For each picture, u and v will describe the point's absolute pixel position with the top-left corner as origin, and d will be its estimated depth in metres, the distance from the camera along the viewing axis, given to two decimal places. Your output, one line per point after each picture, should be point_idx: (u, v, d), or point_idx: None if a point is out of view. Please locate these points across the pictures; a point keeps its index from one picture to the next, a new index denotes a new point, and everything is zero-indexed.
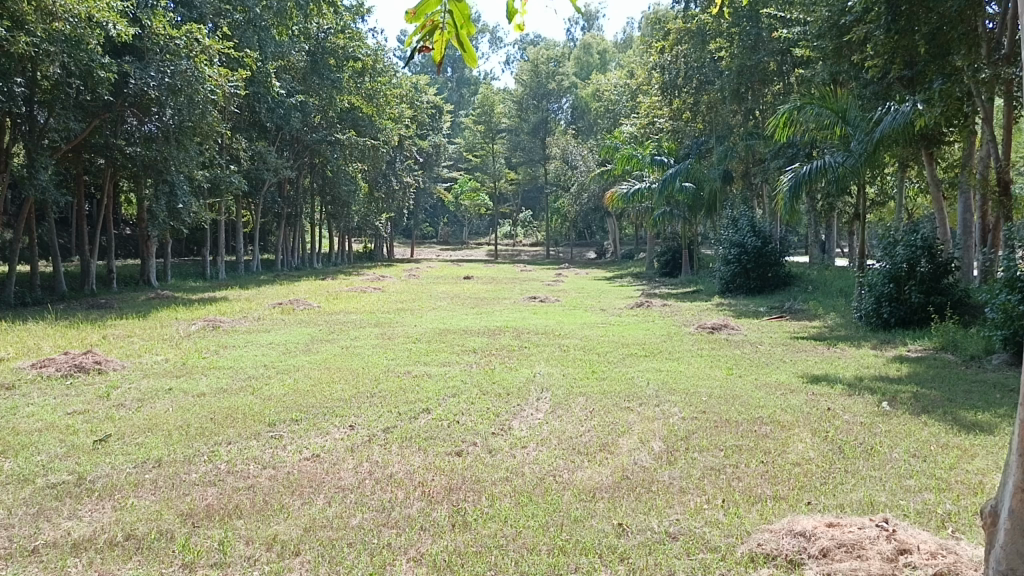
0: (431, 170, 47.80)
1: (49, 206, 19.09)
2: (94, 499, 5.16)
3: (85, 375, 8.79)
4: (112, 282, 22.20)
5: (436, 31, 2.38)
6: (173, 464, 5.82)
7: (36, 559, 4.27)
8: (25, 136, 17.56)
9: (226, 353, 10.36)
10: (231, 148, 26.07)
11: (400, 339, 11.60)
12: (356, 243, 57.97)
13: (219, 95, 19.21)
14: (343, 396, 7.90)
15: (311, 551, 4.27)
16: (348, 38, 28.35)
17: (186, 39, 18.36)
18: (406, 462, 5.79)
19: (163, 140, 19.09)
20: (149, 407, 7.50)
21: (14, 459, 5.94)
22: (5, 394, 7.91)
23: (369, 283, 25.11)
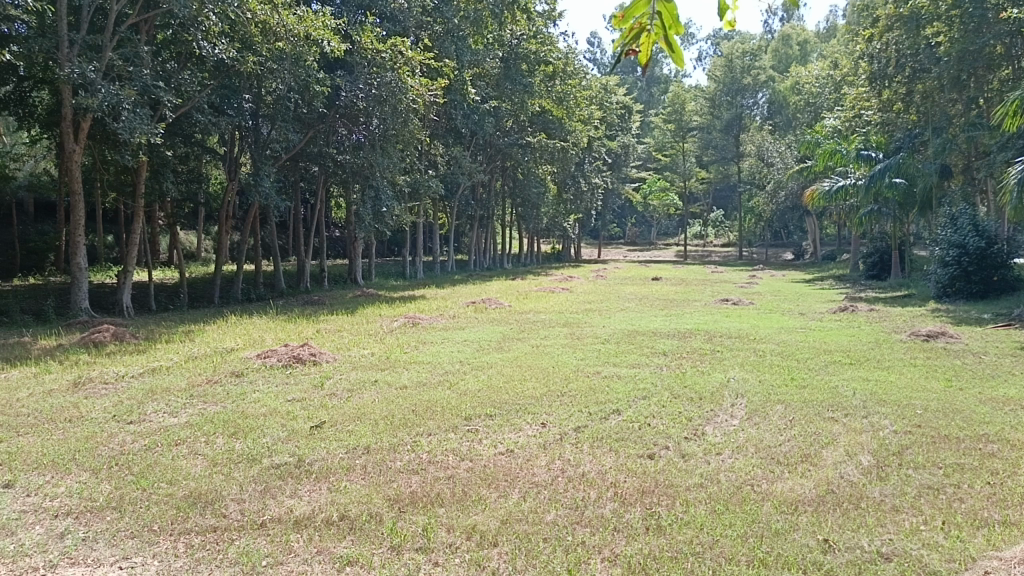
0: (620, 171, 47.69)
1: (269, 211, 20.88)
2: (312, 480, 5.62)
3: (302, 366, 9.57)
4: (324, 280, 23.91)
5: (643, 34, 2.40)
6: (380, 452, 6.21)
7: (264, 533, 4.71)
8: (252, 146, 19.44)
9: (424, 348, 10.89)
10: (430, 153, 27.32)
11: (589, 339, 11.68)
12: (545, 244, 59.09)
13: (421, 103, 19.99)
14: (535, 393, 8.06)
15: (509, 543, 4.40)
16: (540, 43, 28.88)
17: (391, 52, 19.28)
18: (599, 463, 5.82)
19: (370, 148, 20.33)
20: (357, 397, 8.05)
21: (244, 440, 6.60)
22: (235, 380, 8.81)
23: (557, 283, 25.57)
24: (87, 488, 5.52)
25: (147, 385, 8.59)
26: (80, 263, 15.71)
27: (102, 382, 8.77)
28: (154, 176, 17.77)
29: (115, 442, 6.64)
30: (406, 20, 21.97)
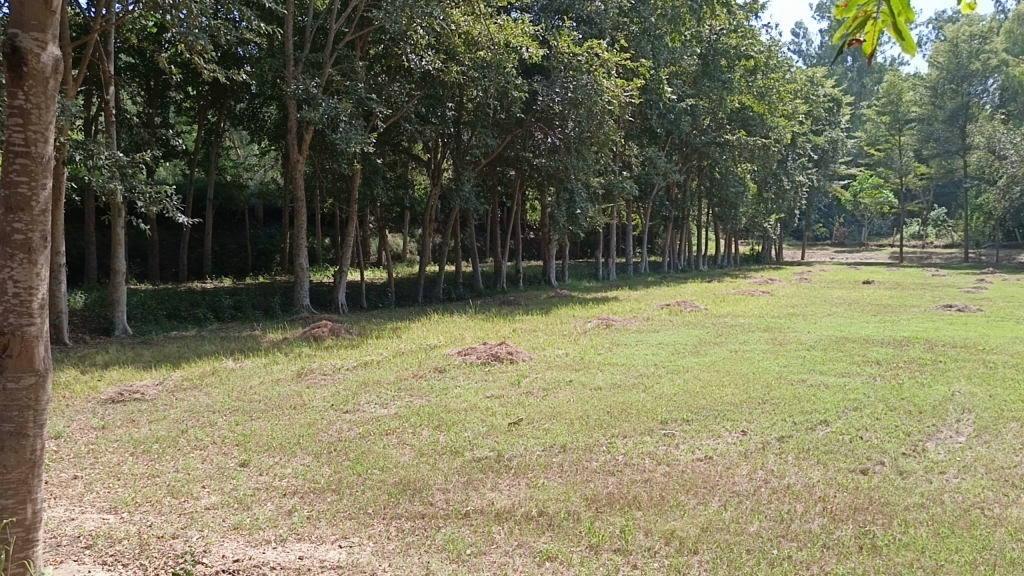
0: (827, 168, 45.10)
1: (469, 214, 21.69)
2: (511, 475, 5.78)
3: (500, 364, 9.88)
4: (519, 281, 24.50)
5: (869, 22, 2.28)
6: (577, 451, 6.28)
7: (468, 522, 4.91)
8: (453, 152, 20.32)
9: (619, 350, 10.88)
10: (624, 154, 27.19)
11: (792, 345, 11.15)
12: (744, 245, 57.13)
13: (617, 104, 19.97)
14: (734, 400, 7.82)
15: (709, 552, 4.30)
16: (740, 37, 27.97)
17: (588, 55, 19.44)
18: (805, 475, 5.55)
19: (566, 151, 20.57)
20: (553, 396, 8.20)
21: (448, 432, 6.92)
22: (438, 375, 9.26)
23: (757, 287, 24.42)
24: (310, 470, 6.02)
25: (360, 377, 9.24)
26: (301, 263, 17.09)
27: (321, 373, 9.53)
28: (366, 182, 19.06)
29: (333, 428, 7.20)
30: (603, 22, 22.03)
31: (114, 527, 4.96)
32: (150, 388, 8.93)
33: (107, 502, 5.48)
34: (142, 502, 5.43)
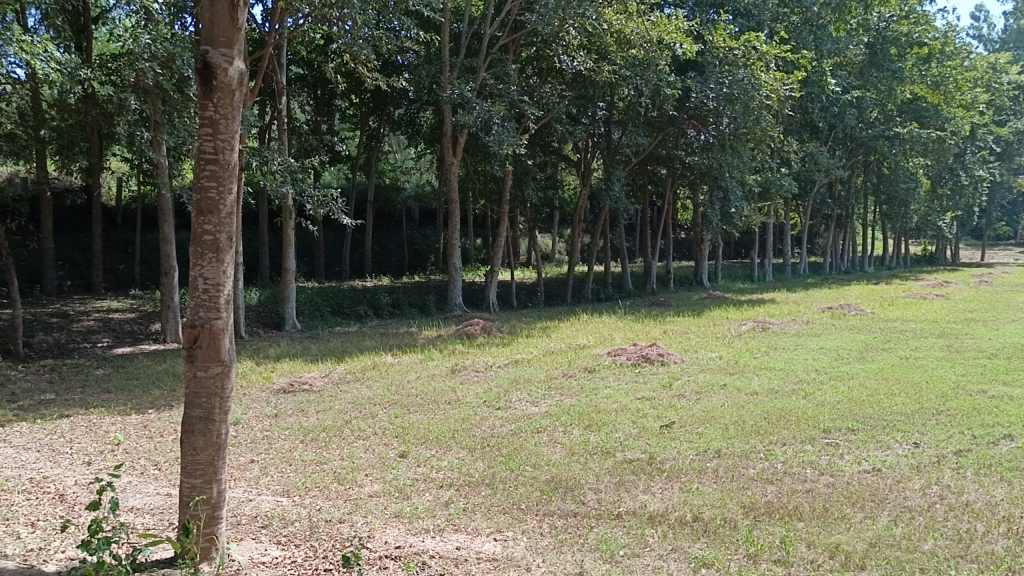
0: (1012, 161, 41.46)
1: (619, 214, 21.55)
2: (664, 478, 5.70)
3: (651, 365, 9.76)
4: (670, 281, 24.08)
5: None
6: (732, 457, 6.11)
7: (621, 524, 4.89)
8: (604, 151, 20.27)
9: (776, 354, 10.48)
10: (783, 150, 26.11)
11: (972, 353, 10.32)
12: (915, 245, 53.56)
13: (775, 99, 19.23)
14: (905, 410, 7.35)
15: (878, 569, 4.07)
16: (912, 23, 26.45)
17: (745, 49, 18.84)
18: (987, 493, 5.13)
19: (720, 148, 19.96)
20: (707, 399, 8.01)
21: (599, 433, 6.91)
22: (588, 375, 9.27)
23: (930, 290, 22.80)
24: (465, 464, 6.19)
25: (512, 375, 9.40)
26: (454, 263, 17.58)
27: (474, 370, 9.77)
28: (517, 183, 19.39)
29: (486, 424, 7.36)
30: (761, 13, 21.30)
31: (287, 509, 5.30)
32: (316, 380, 9.48)
33: (280, 485, 5.87)
34: (311, 487, 5.77)
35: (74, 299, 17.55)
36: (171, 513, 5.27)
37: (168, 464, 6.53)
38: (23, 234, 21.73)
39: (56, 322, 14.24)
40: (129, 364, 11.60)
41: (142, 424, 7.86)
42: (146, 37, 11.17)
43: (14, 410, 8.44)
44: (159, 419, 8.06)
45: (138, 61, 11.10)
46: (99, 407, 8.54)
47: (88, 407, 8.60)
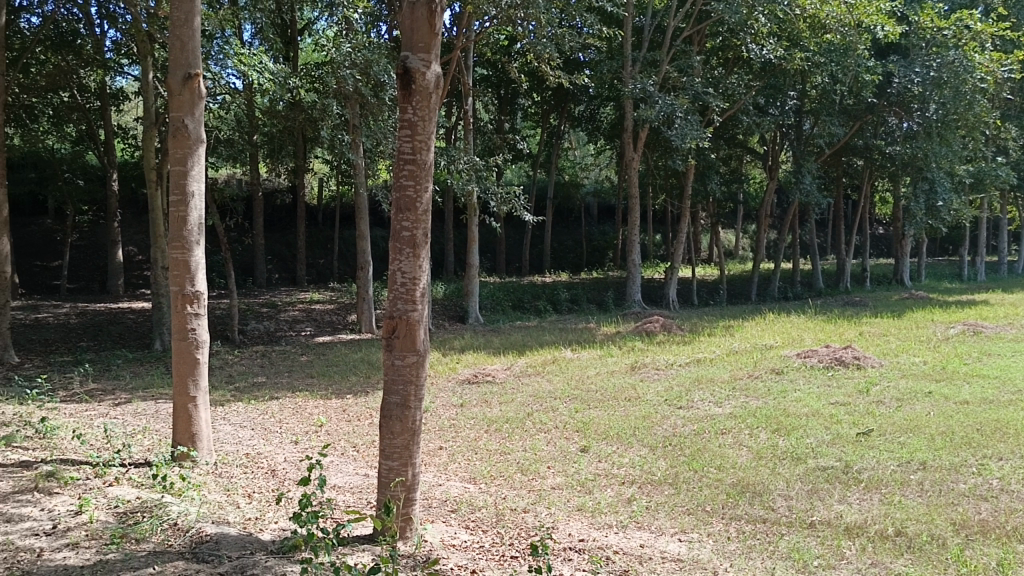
0: None
1: (809, 209, 20.51)
2: (861, 489, 5.38)
3: (845, 368, 9.21)
4: (864, 280, 22.62)
5: None
6: (940, 470, 5.65)
7: (815, 533, 4.66)
8: (793, 143, 19.38)
9: (991, 361, 9.58)
10: (999, 138, 23.79)
11: None
12: None
13: (992, 82, 17.52)
14: None
15: None
16: None
17: (957, 27, 17.44)
18: None
19: (925, 137, 18.36)
20: (909, 407, 7.47)
21: (788, 437, 6.62)
22: (776, 377, 8.90)
23: None
24: (647, 461, 6.14)
25: (694, 374, 9.20)
26: (633, 259, 17.45)
27: (655, 368, 9.66)
28: (701, 178, 18.99)
29: (668, 423, 7.26)
30: None
31: (474, 496, 5.50)
32: (499, 372, 9.76)
33: (468, 472, 6.09)
34: (497, 476, 5.95)
35: (281, 291, 19.09)
36: (368, 492, 5.61)
37: (365, 446, 6.95)
38: (238, 231, 23.90)
39: (266, 312, 15.56)
40: (329, 351, 12.47)
41: (341, 408, 8.41)
42: (347, 45, 12.09)
43: (233, 390, 9.32)
44: (356, 404, 8.61)
45: (340, 69, 12.02)
46: (304, 391, 9.25)
47: (294, 390, 9.35)
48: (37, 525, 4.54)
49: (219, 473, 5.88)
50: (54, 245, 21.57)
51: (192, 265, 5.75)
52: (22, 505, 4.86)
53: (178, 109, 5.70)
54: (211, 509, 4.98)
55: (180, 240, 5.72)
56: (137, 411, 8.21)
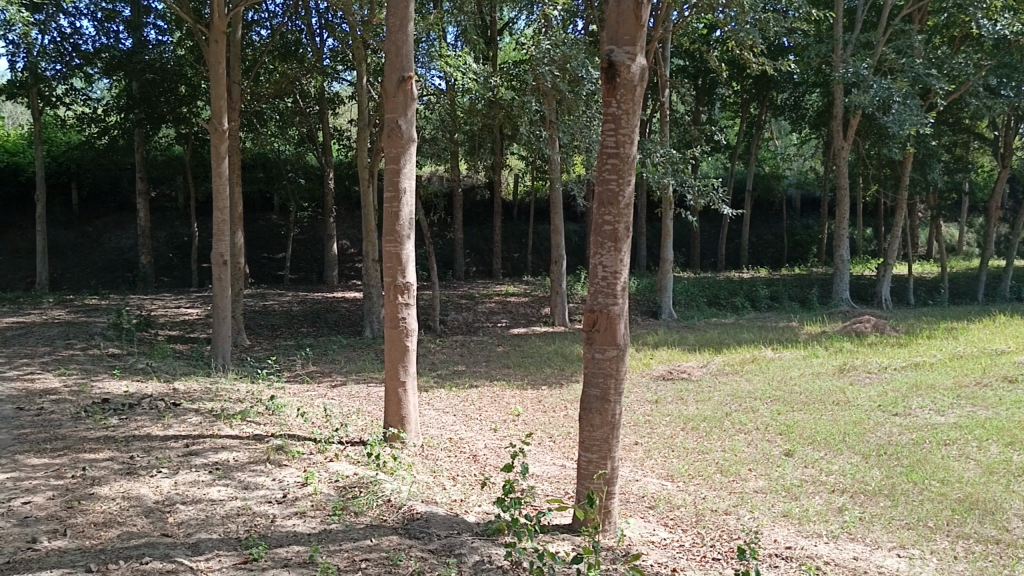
0: None
1: None
2: None
3: None
4: None
5: None
6: None
7: None
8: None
9: None
10: None
11: None
12: None
13: None
14: None
15: None
16: None
17: None
18: None
19: None
20: None
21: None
22: (1009, 385, 8.06)
23: None
24: (860, 470, 5.76)
25: (912, 379, 8.54)
26: (840, 255, 16.46)
27: (866, 371, 9.06)
28: (921, 167, 17.71)
29: (882, 430, 6.78)
30: None
31: (673, 493, 5.43)
32: (695, 369, 9.57)
33: (664, 469, 6.02)
34: (696, 475, 5.83)
35: (479, 283, 19.79)
36: (566, 483, 5.70)
37: (561, 438, 7.04)
38: (438, 226, 25.06)
39: (464, 303, 16.21)
40: (524, 343, 12.78)
41: (537, 399, 8.60)
42: (546, 43, 12.49)
43: (436, 377, 9.80)
44: (552, 395, 8.75)
45: (539, 66, 12.43)
46: (502, 380, 9.54)
47: (492, 379, 9.67)
48: (270, 493, 5.01)
49: (426, 455, 6.20)
50: (278, 239, 23.67)
51: (404, 258, 6.08)
52: (257, 474, 5.38)
53: (393, 110, 6.02)
54: (419, 488, 5.26)
55: (394, 235, 6.07)
56: (351, 393, 8.83)
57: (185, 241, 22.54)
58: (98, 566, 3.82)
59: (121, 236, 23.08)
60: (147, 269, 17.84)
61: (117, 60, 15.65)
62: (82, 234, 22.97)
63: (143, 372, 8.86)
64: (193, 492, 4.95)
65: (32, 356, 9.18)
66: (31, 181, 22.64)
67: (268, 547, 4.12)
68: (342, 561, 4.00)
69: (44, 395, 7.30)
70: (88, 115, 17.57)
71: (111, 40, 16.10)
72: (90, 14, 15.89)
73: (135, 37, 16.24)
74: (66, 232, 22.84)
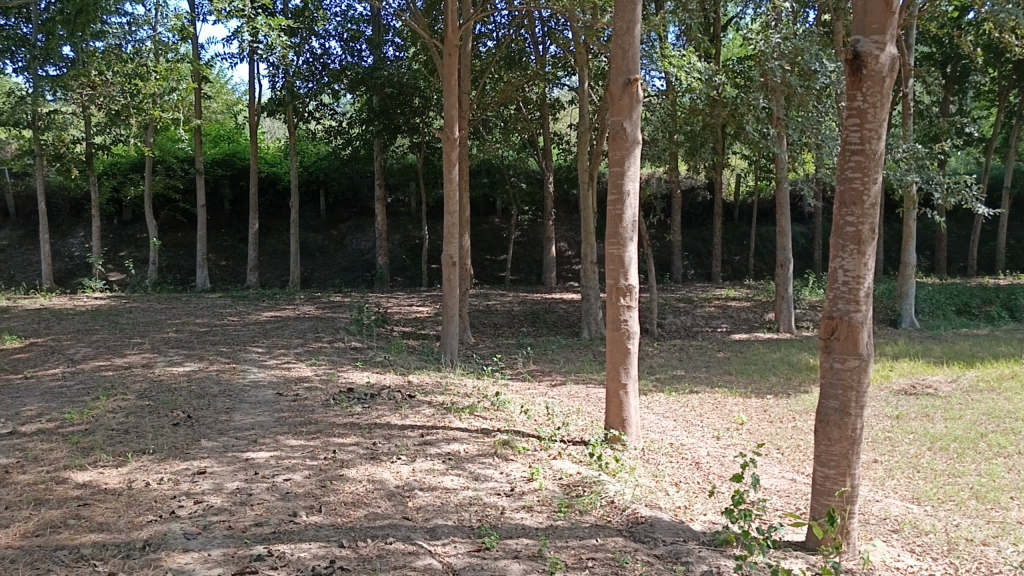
0: None
1: None
2: None
3: None
4: None
5: None
6: None
7: None
8: None
9: None
10: None
11: None
12: None
13: None
14: None
15: None
16: None
17: None
18: None
19: None
20: None
21: None
22: None
23: None
24: None
25: None
26: None
27: None
28: None
29: None
30: None
31: (920, 518, 5.00)
32: (944, 385, 8.75)
33: (908, 491, 5.57)
34: (946, 500, 5.33)
35: (698, 287, 19.38)
36: (798, 498, 5.43)
37: (790, 450, 6.71)
38: (655, 228, 24.85)
39: (683, 306, 15.95)
40: (747, 349, 12.33)
41: (762, 408, 8.26)
42: (776, 37, 11.99)
43: (656, 381, 9.73)
44: (779, 405, 8.36)
45: (768, 61, 11.98)
46: (724, 387, 9.27)
47: (714, 385, 9.42)
48: (499, 486, 5.21)
49: (647, 459, 6.15)
50: (499, 241, 24.60)
51: (627, 260, 6.05)
52: (486, 467, 5.61)
53: (618, 113, 5.99)
54: (643, 492, 5.23)
55: (617, 237, 6.03)
56: (571, 392, 8.97)
57: (416, 244, 24.07)
58: (350, 542, 4.17)
59: (360, 238, 25.08)
60: (382, 269, 19.27)
61: (360, 75, 16.97)
62: (327, 236, 25.23)
63: (383, 365, 9.57)
64: (429, 480, 5.26)
65: (289, 346, 10.21)
66: (286, 189, 25.22)
67: (499, 538, 4.29)
68: (569, 558, 4.08)
69: (299, 381, 8.10)
70: (334, 129, 19.27)
71: (356, 58, 17.57)
72: (339, 35, 17.42)
73: (376, 54, 17.51)
74: (314, 234, 25.21)
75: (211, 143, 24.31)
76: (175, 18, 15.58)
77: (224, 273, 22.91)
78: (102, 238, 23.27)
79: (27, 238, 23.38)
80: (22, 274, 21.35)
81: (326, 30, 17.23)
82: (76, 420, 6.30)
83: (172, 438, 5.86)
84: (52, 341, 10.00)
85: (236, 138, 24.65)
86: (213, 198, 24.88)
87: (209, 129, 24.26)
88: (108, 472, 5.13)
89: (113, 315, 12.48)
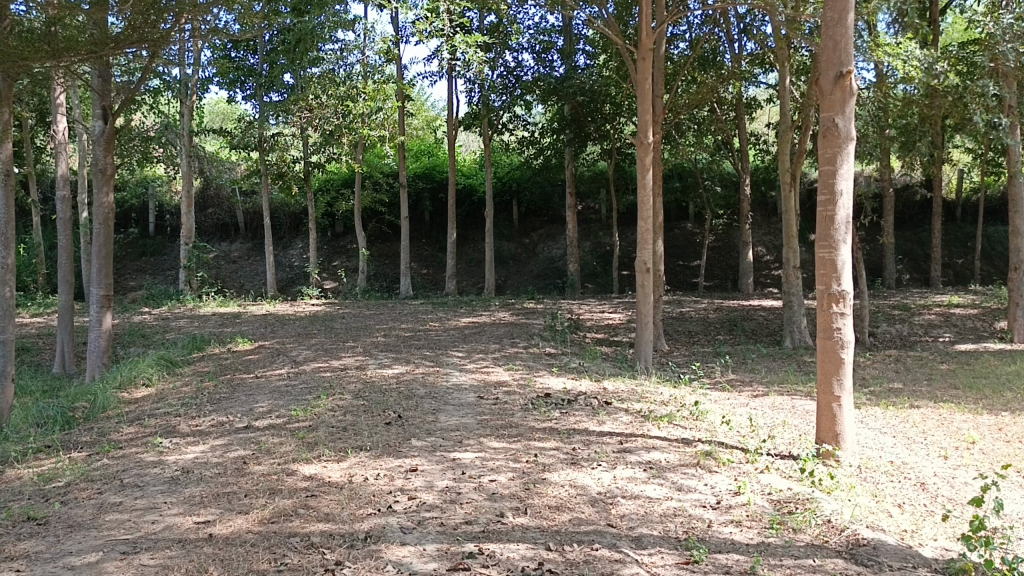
0: None
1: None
2: None
3: None
4: None
5: None
6: None
7: None
8: None
9: None
10: None
11: None
12: None
13: None
14: None
15: None
16: None
17: None
18: None
19: None
20: None
21: None
22: None
23: None
24: None
25: None
26: None
27: None
28: None
29: None
30: None
31: None
32: None
33: None
34: None
35: (914, 292, 17.89)
36: None
37: None
38: (864, 231, 23.32)
39: (898, 314, 14.82)
40: (975, 361, 11.21)
41: (995, 426, 7.48)
42: (1008, 17, 10.94)
43: (871, 394, 9.11)
44: (1016, 423, 7.52)
45: (999, 44, 10.96)
46: (951, 402, 8.49)
47: (938, 401, 8.64)
48: (704, 498, 5.06)
49: (866, 477, 5.72)
50: (693, 247, 24.09)
51: (839, 264, 5.65)
52: (689, 477, 5.47)
53: (829, 109, 5.65)
54: (863, 512, 4.87)
55: (828, 239, 5.68)
56: (775, 404, 8.57)
57: (607, 251, 24.15)
58: (556, 546, 4.20)
59: (552, 246, 25.46)
60: (576, 276, 19.48)
61: (552, 86, 17.36)
62: (520, 245, 25.85)
63: (578, 371, 9.65)
64: (631, 488, 5.20)
65: (488, 351, 10.53)
66: (482, 200, 26.08)
67: (708, 552, 4.16)
68: None
69: (499, 386, 8.31)
70: (527, 138, 19.76)
71: (547, 68, 17.86)
72: (532, 48, 17.87)
73: (567, 64, 17.84)
74: (507, 243, 25.92)
75: (413, 158, 25.55)
76: (382, 41, 16.65)
77: (426, 281, 24.14)
78: (318, 250, 25.24)
79: (254, 251, 25.79)
80: (251, 283, 23.58)
81: (519, 44, 17.73)
82: (302, 417, 6.83)
83: (384, 437, 6.20)
84: (278, 344, 10.94)
85: (435, 152, 25.74)
86: (416, 211, 26.29)
87: (412, 145, 25.52)
88: (331, 466, 5.51)
89: (329, 320, 13.45)
